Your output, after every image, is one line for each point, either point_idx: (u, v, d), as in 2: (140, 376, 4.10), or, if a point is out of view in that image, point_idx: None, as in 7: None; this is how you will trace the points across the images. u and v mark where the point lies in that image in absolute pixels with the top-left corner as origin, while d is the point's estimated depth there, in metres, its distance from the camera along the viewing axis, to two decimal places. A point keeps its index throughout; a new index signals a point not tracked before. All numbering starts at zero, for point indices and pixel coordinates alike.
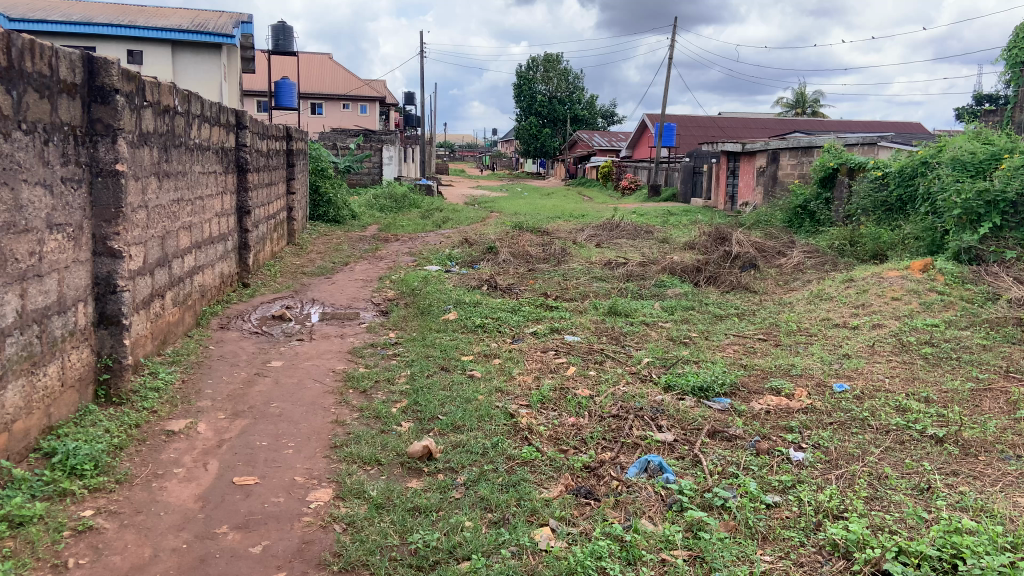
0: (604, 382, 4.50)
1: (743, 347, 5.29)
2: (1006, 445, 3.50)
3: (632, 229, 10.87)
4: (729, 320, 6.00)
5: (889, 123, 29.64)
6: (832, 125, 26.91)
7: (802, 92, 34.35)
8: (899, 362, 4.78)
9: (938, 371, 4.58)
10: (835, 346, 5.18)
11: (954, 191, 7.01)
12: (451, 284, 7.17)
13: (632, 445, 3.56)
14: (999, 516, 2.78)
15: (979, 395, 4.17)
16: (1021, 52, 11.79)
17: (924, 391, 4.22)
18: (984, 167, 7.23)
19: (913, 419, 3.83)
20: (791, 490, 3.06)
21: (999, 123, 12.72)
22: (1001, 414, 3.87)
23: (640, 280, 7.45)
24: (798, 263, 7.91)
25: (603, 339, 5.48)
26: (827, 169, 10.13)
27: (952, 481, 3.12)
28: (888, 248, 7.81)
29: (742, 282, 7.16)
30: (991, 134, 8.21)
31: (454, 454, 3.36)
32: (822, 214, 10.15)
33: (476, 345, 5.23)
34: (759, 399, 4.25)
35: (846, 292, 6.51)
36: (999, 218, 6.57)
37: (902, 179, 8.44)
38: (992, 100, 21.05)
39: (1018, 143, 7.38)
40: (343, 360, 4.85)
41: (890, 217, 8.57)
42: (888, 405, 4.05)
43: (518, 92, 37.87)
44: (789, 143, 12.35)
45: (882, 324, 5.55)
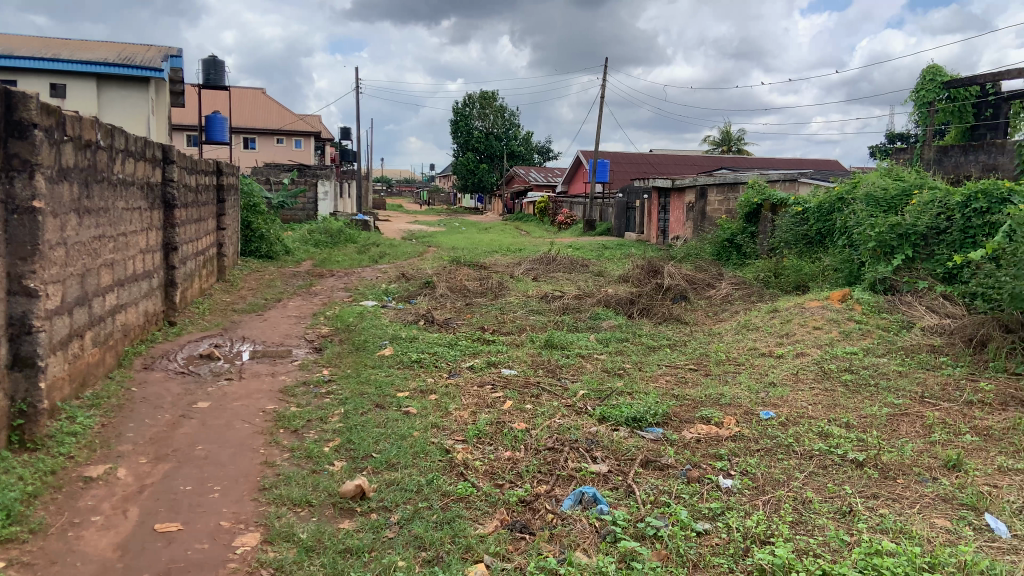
0: (540, 415, 4.53)
1: (675, 377, 5.42)
2: (923, 468, 3.69)
3: (568, 263, 11.03)
4: (661, 351, 6.14)
5: (809, 161, 31.02)
6: (757, 161, 28.11)
7: (729, 131, 35.72)
8: (821, 390, 4.96)
9: (857, 398, 4.77)
10: (762, 374, 5.36)
11: (868, 226, 7.42)
12: (388, 320, 7.13)
13: (566, 478, 3.59)
14: (917, 537, 2.92)
15: (896, 419, 4.38)
16: (928, 94, 12.69)
17: (845, 417, 4.40)
18: (896, 203, 7.66)
19: (834, 444, 3.99)
20: (720, 517, 3.14)
21: (909, 159, 13.47)
22: (917, 438, 4.08)
23: (576, 312, 7.57)
24: (726, 294, 8.18)
25: (540, 372, 5.53)
26: (752, 205, 10.54)
27: (873, 504, 3.26)
28: (809, 279, 8.12)
29: (673, 313, 7.37)
30: (901, 170, 8.70)
31: (388, 492, 3.33)
32: (748, 247, 10.50)
33: (412, 380, 5.20)
34: (690, 428, 4.35)
35: (771, 322, 6.75)
36: (911, 250, 6.96)
37: (821, 214, 8.84)
38: (904, 139, 22.43)
39: (926, 179, 7.84)
40: (274, 399, 4.74)
41: (811, 249, 8.96)
42: (812, 430, 4.21)
43: (456, 128, 38.31)
44: (715, 179, 12.83)
45: (804, 353, 5.76)
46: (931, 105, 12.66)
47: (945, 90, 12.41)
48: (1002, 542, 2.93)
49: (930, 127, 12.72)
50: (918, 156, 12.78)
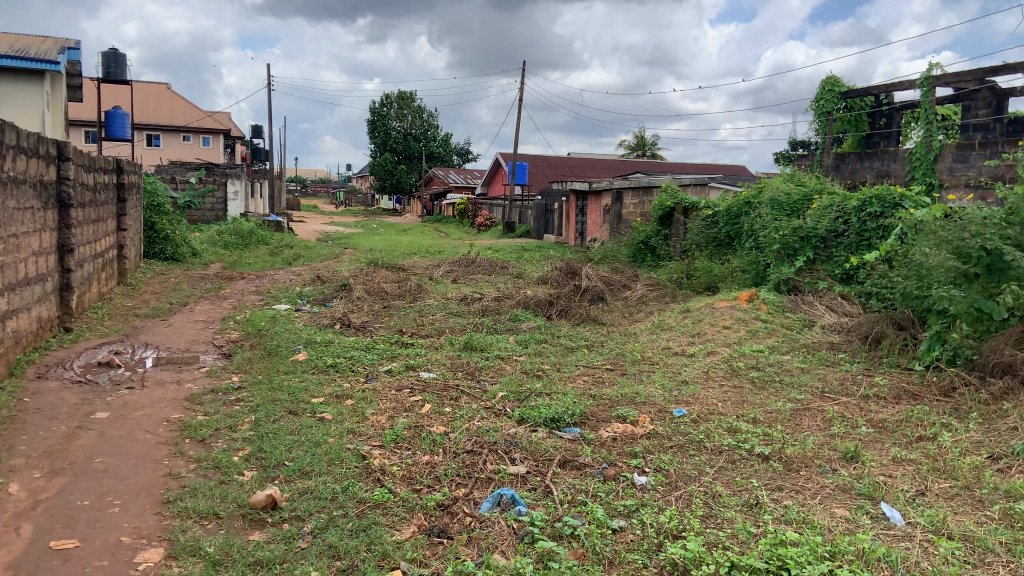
0: (459, 418, 4.50)
1: (592, 377, 5.50)
2: (823, 460, 3.88)
3: (487, 265, 11.04)
4: (579, 352, 6.22)
5: (719, 166, 32.20)
6: (670, 166, 28.97)
7: (643, 136, 36.68)
8: (730, 387, 5.15)
9: (763, 394, 4.98)
10: (675, 373, 5.51)
11: (773, 229, 7.75)
12: (302, 323, 6.94)
13: (485, 480, 3.58)
14: (819, 526, 3.06)
15: (799, 414, 4.59)
16: (826, 103, 13.38)
17: (752, 413, 4.58)
18: (798, 207, 8.03)
19: (742, 439, 4.14)
20: (635, 514, 3.20)
21: (810, 166, 14.16)
22: (818, 431, 4.29)
23: (495, 314, 7.58)
24: (641, 295, 8.37)
25: (458, 375, 5.50)
26: (665, 208, 10.83)
27: (778, 496, 3.40)
28: (719, 280, 8.41)
29: (591, 314, 7.49)
30: (803, 176, 9.14)
31: (301, 501, 3.23)
32: (661, 249, 10.79)
33: (327, 386, 5.08)
34: (606, 427, 4.42)
35: (683, 322, 6.96)
36: (812, 252, 7.32)
37: (730, 218, 9.18)
38: (806, 146, 23.58)
39: (825, 185, 8.26)
40: (180, 408, 4.53)
41: (720, 251, 9.29)
42: (721, 426, 4.36)
43: (373, 128, 37.74)
44: (631, 183, 13.13)
45: (714, 352, 5.95)
46: (830, 114, 13.34)
47: (842, 100, 13.15)
48: (895, 529, 3.11)
49: (829, 135, 13.40)
50: (818, 163, 13.46)
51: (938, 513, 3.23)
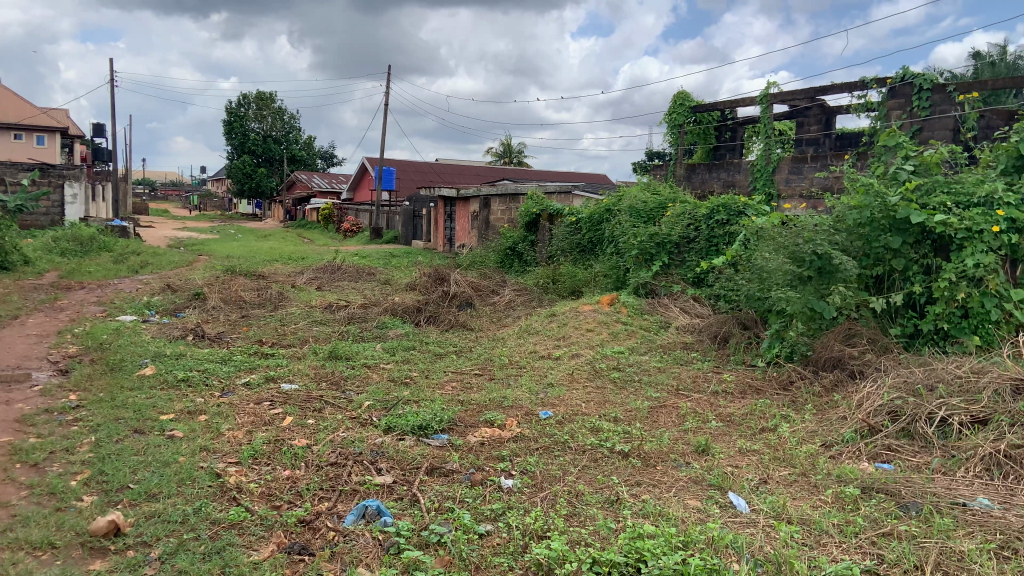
0: (323, 430, 4.35)
1: (461, 382, 5.50)
2: (678, 454, 4.09)
3: (353, 271, 10.79)
4: (447, 358, 6.21)
5: (581, 175, 33.33)
6: (535, 174, 29.63)
7: (509, 143, 37.29)
8: (594, 387, 5.32)
9: (624, 393, 5.18)
10: (542, 376, 5.62)
11: (631, 235, 8.10)
12: (151, 336, 6.47)
13: (350, 492, 3.48)
14: (673, 518, 3.21)
15: (656, 411, 4.82)
16: (678, 117, 14.13)
17: (613, 412, 4.75)
18: (654, 215, 8.45)
19: (604, 438, 4.29)
20: (501, 517, 3.22)
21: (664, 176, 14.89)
22: (673, 427, 4.52)
23: (361, 322, 7.41)
24: (509, 300, 8.49)
25: (322, 385, 5.32)
26: (531, 215, 11.05)
27: (637, 492, 3.54)
28: (582, 284, 8.68)
29: (459, 320, 7.50)
30: (658, 185, 9.63)
31: (148, 525, 3.00)
32: (528, 254, 11.00)
33: (178, 401, 4.75)
34: (474, 432, 4.44)
35: (549, 326, 7.11)
36: (667, 257, 7.72)
37: (592, 224, 9.50)
38: (661, 157, 24.86)
39: (678, 194, 8.75)
40: (7, 431, 4.08)
41: (583, 257, 9.60)
42: (585, 426, 4.49)
43: (229, 130, 35.48)
44: (497, 190, 13.30)
45: (578, 354, 6.13)
46: (681, 126, 14.09)
47: (692, 113, 13.95)
48: (742, 516, 3.33)
49: (681, 147, 14.15)
50: (672, 173, 14.18)
51: (779, 499, 3.49)
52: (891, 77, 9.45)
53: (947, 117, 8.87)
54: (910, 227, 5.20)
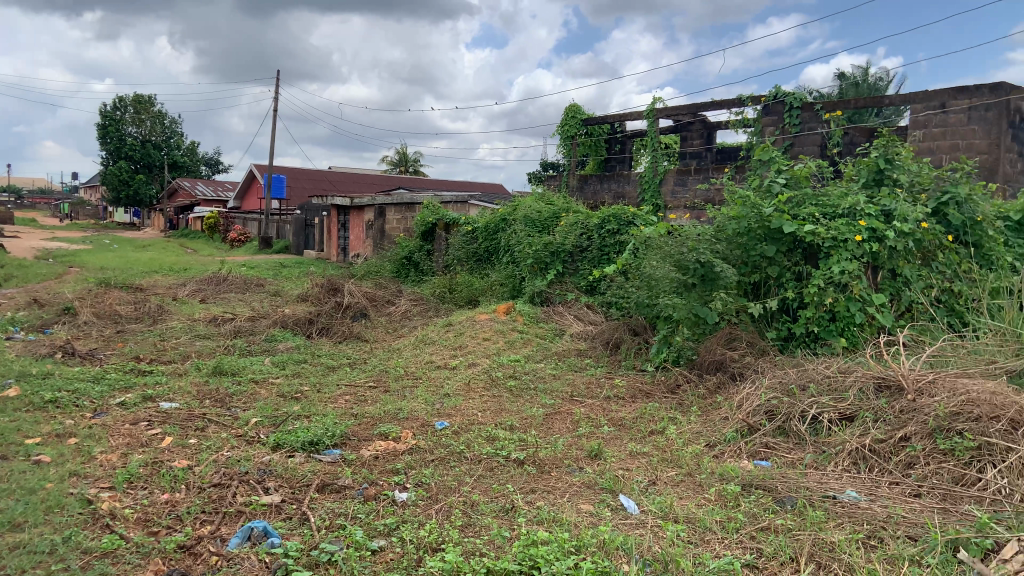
0: (206, 449, 4.14)
1: (354, 396, 5.38)
2: (571, 459, 4.16)
3: (241, 283, 10.36)
4: (340, 370, 6.06)
5: (477, 185, 33.53)
6: (431, 183, 29.54)
7: (404, 151, 37.00)
8: (490, 396, 5.33)
9: (520, 401, 5.23)
10: (437, 386, 5.58)
11: (526, 244, 8.21)
12: (11, 354, 5.95)
13: (235, 514, 3.32)
14: (566, 523, 3.26)
15: (551, 418, 4.89)
16: (570, 129, 14.40)
17: (509, 420, 4.78)
18: (548, 224, 8.61)
19: (500, 446, 4.31)
20: (395, 532, 3.16)
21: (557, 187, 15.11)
22: (567, 433, 4.60)
23: (249, 335, 7.12)
24: (405, 310, 8.40)
25: (206, 403, 5.07)
26: (426, 224, 10.99)
27: (531, 499, 3.58)
28: (479, 293, 8.71)
29: (353, 332, 7.35)
30: (551, 195, 9.81)
31: (12, 558, 2.72)
32: (424, 264, 10.94)
33: (44, 425, 4.39)
34: (368, 445, 4.35)
35: (445, 335, 7.09)
36: (561, 265, 7.86)
37: (488, 233, 9.57)
38: (555, 168, 25.37)
39: (571, 204, 8.95)
40: None
41: (480, 266, 9.64)
42: (480, 436, 4.50)
43: (104, 134, 33.14)
44: (392, 199, 13.16)
45: (475, 363, 6.14)
46: (574, 138, 14.37)
47: (584, 126, 14.28)
48: (632, 517, 3.42)
49: (573, 158, 14.42)
50: (565, 184, 14.39)
51: (667, 499, 3.61)
52: (765, 95, 10.06)
53: (816, 134, 9.49)
54: (783, 236, 5.54)
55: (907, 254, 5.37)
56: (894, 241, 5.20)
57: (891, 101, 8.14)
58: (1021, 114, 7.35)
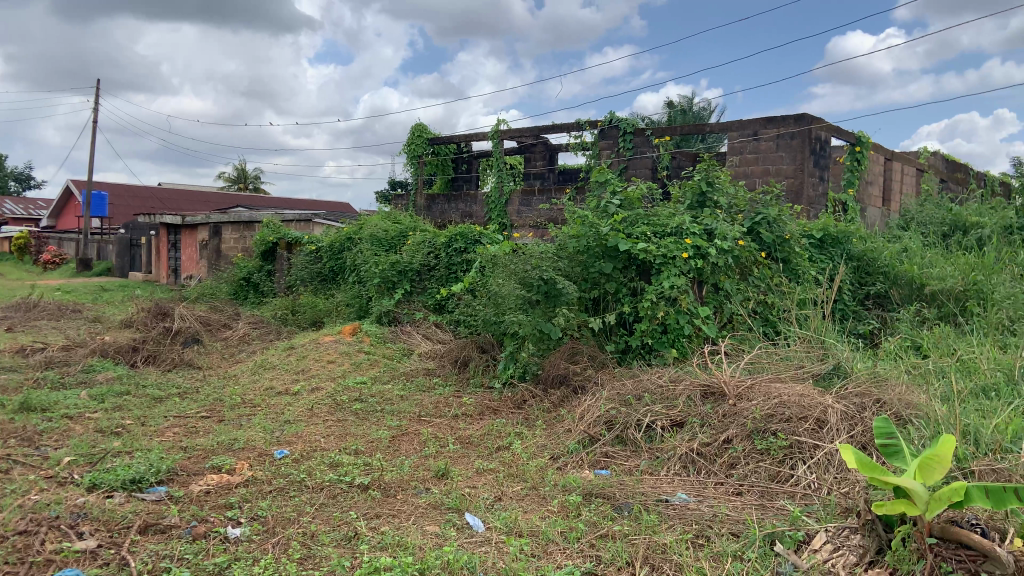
0: (9, 494, 3.68)
1: (184, 428, 5.01)
2: (418, 481, 4.11)
3: (54, 309, 9.38)
4: (169, 401, 5.63)
5: (321, 203, 32.70)
6: (273, 202, 28.45)
7: (244, 168, 35.40)
8: (334, 421, 5.16)
9: (365, 424, 5.10)
10: (277, 414, 5.31)
11: (373, 264, 8.08)
12: None
13: (42, 563, 2.97)
14: (410, 547, 3.20)
15: (397, 440, 4.81)
16: (416, 147, 14.18)
17: (354, 444, 4.65)
18: (395, 243, 8.55)
19: (343, 472, 4.17)
20: (227, 571, 2.96)
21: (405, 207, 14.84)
22: (414, 454, 4.54)
23: (63, 367, 6.45)
24: (243, 335, 7.98)
25: (9, 443, 4.51)
26: (267, 243, 10.54)
27: (375, 524, 3.49)
28: (324, 315, 8.44)
29: (184, 358, 6.87)
30: (398, 214, 9.74)
31: None
32: (265, 285, 10.45)
33: None
34: (198, 480, 4.06)
35: (287, 359, 6.79)
36: (408, 284, 7.79)
37: (333, 253, 9.34)
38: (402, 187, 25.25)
39: (417, 223, 8.95)
40: None
41: (325, 286, 9.35)
42: (323, 462, 4.34)
43: None
44: (229, 218, 12.50)
45: (318, 388, 5.92)
46: (419, 157, 14.25)
47: (430, 145, 14.22)
48: (477, 535, 3.42)
49: (421, 177, 14.27)
50: (412, 203, 14.15)
51: (511, 514, 3.65)
52: (602, 120, 10.59)
53: (647, 157, 10.09)
54: (619, 254, 5.84)
55: (727, 270, 5.83)
56: (716, 257, 5.65)
57: (712, 129, 8.82)
58: (820, 143, 8.22)
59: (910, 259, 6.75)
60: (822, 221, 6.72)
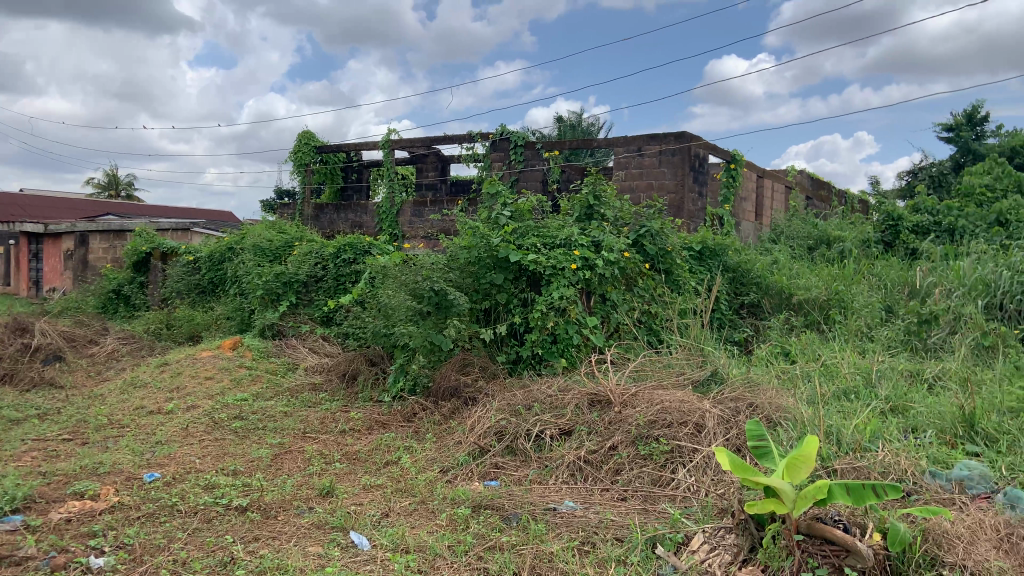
0: None
1: (42, 452, 4.60)
2: (301, 500, 3.95)
3: None
4: (24, 424, 5.16)
5: (202, 212, 31.24)
6: (149, 210, 26.92)
7: (116, 175, 33.32)
8: (211, 441, 4.89)
9: (245, 443, 4.86)
10: (148, 434, 4.98)
11: (256, 275, 7.76)
12: None
13: None
14: (291, 569, 3.07)
15: (279, 458, 4.62)
16: (303, 155, 13.80)
17: (232, 464, 4.42)
18: (280, 254, 8.27)
19: (220, 494, 3.95)
20: None
21: (291, 216, 14.41)
22: (297, 472, 4.37)
23: None
24: (112, 351, 7.46)
25: None
26: (140, 253, 9.92)
27: (254, 547, 3.32)
28: (203, 328, 8.03)
29: (44, 377, 6.33)
30: (284, 224, 9.43)
31: None
32: (137, 298, 9.82)
33: None
34: (58, 507, 3.73)
35: (161, 376, 6.39)
36: (294, 296, 7.54)
37: (213, 264, 8.93)
38: (288, 196, 24.54)
39: (304, 233, 8.70)
40: None
41: (204, 299, 8.91)
42: (198, 484, 4.09)
43: None
44: (99, 226, 11.69)
45: (194, 406, 5.60)
46: (307, 166, 13.88)
47: (317, 153, 13.88)
48: (362, 554, 3.31)
49: (308, 186, 13.89)
50: (299, 212, 13.75)
51: (398, 530, 3.57)
52: (493, 133, 10.68)
53: (537, 170, 10.26)
54: (510, 265, 5.88)
55: (614, 280, 5.99)
56: (603, 268, 5.80)
57: (599, 144, 9.08)
58: (699, 159, 8.62)
59: (780, 271, 7.17)
60: (701, 234, 7.04)
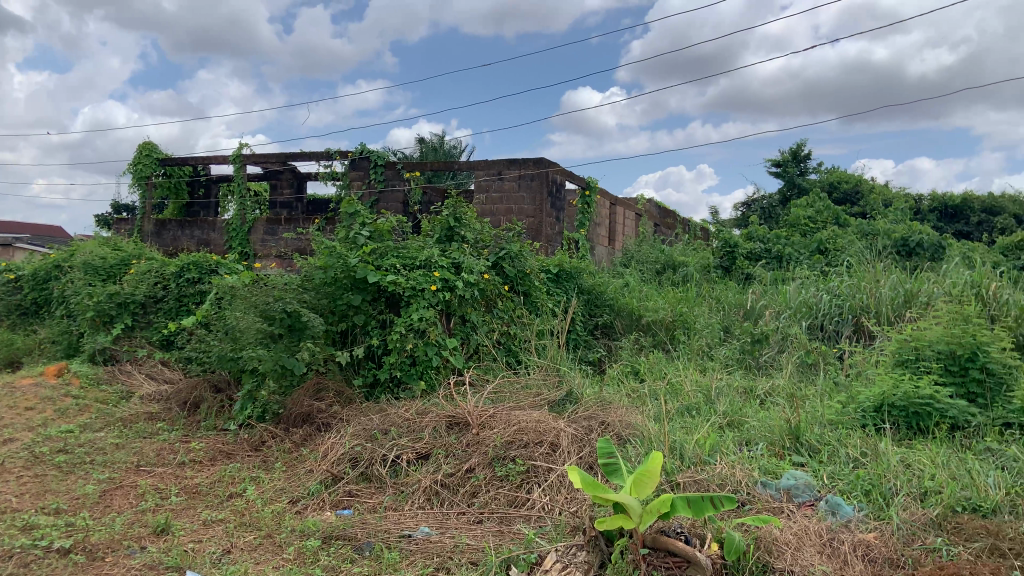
0: None
1: None
2: (132, 539, 3.62)
3: None
4: None
5: (23, 225, 28.34)
6: None
7: None
8: (30, 477, 4.38)
9: (70, 479, 4.40)
10: None
11: (85, 295, 7.10)
12: None
13: None
14: None
15: (109, 494, 4.21)
16: (143, 168, 12.86)
17: (53, 503, 3.97)
18: (114, 272, 7.63)
19: (38, 535, 3.53)
20: None
21: (130, 232, 13.38)
22: (129, 509, 4.00)
23: None
24: None
25: None
26: None
27: None
28: (22, 354, 7.25)
29: None
30: (122, 240, 8.73)
31: None
32: None
33: None
34: None
35: None
36: (130, 318, 6.96)
37: (37, 283, 8.10)
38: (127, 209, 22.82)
39: (144, 251, 8.10)
40: None
41: (25, 321, 8.06)
42: (12, 526, 3.64)
43: None
44: None
45: (9, 439, 5.00)
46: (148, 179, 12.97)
47: (161, 166, 13.02)
48: None
49: (149, 200, 12.96)
50: (138, 228, 12.78)
51: (242, 567, 3.35)
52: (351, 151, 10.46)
53: (398, 191, 10.18)
54: (368, 286, 5.75)
55: (474, 302, 6.00)
56: (463, 290, 5.81)
57: (460, 167, 9.14)
58: (556, 185, 8.89)
59: (630, 294, 7.51)
60: (558, 257, 7.24)
